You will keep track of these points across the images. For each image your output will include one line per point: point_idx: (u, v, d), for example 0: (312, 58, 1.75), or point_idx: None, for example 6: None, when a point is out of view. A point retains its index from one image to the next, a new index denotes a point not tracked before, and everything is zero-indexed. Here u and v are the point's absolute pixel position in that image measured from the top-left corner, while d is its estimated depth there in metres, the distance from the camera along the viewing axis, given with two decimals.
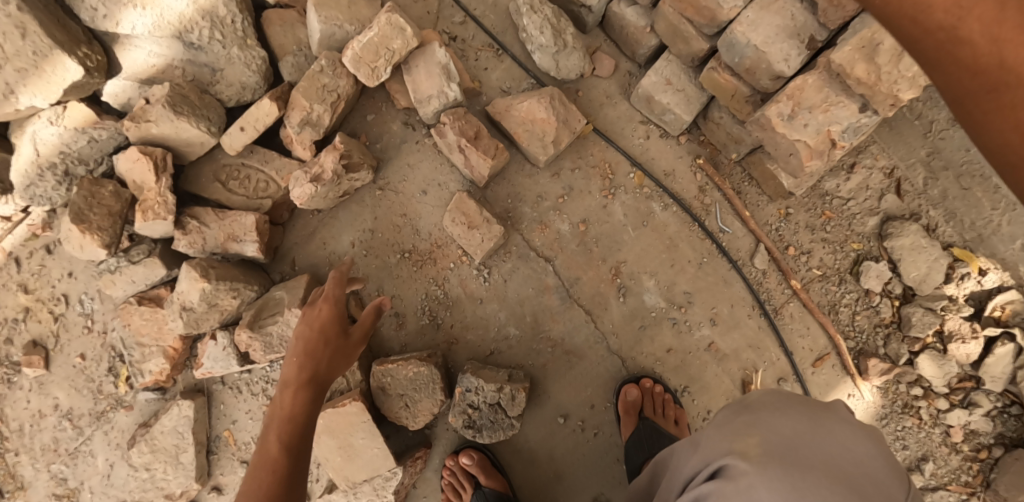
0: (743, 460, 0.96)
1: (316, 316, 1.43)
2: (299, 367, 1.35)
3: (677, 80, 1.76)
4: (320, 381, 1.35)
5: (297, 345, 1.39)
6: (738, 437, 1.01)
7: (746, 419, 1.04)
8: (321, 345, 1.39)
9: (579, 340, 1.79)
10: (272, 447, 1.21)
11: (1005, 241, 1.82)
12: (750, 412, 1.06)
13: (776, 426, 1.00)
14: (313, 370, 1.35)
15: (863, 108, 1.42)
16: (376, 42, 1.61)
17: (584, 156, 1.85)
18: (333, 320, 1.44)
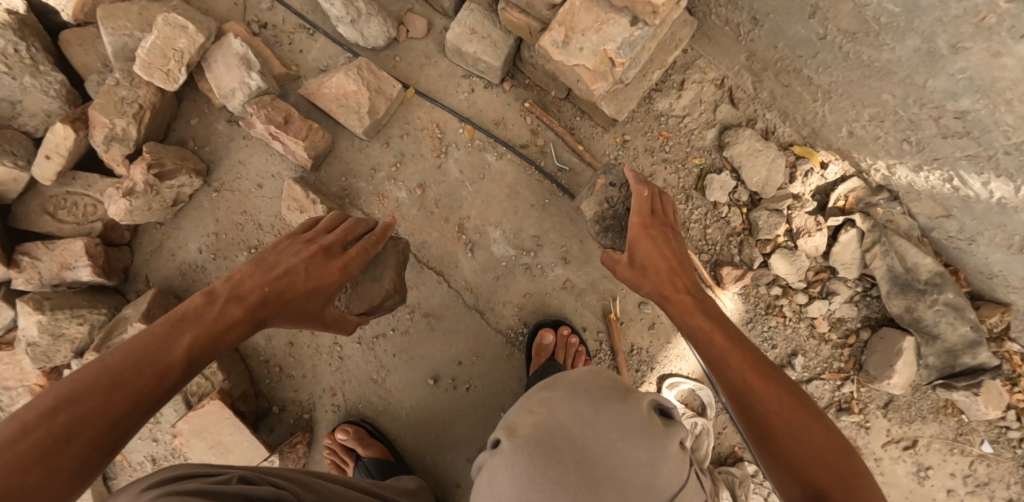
0: (507, 435, 0.90)
1: (311, 254, 1.32)
2: (247, 303, 1.22)
3: (481, 28, 1.74)
4: (260, 320, 1.24)
5: (262, 267, 1.28)
6: (520, 416, 0.95)
7: (541, 395, 0.96)
8: (274, 298, 1.26)
9: (435, 302, 1.82)
10: (167, 369, 1.07)
11: (833, 131, 1.85)
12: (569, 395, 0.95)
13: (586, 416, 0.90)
14: (245, 310, 1.21)
15: (634, 21, 1.40)
16: (160, 45, 1.60)
17: (411, 121, 1.85)
18: (306, 291, 1.29)
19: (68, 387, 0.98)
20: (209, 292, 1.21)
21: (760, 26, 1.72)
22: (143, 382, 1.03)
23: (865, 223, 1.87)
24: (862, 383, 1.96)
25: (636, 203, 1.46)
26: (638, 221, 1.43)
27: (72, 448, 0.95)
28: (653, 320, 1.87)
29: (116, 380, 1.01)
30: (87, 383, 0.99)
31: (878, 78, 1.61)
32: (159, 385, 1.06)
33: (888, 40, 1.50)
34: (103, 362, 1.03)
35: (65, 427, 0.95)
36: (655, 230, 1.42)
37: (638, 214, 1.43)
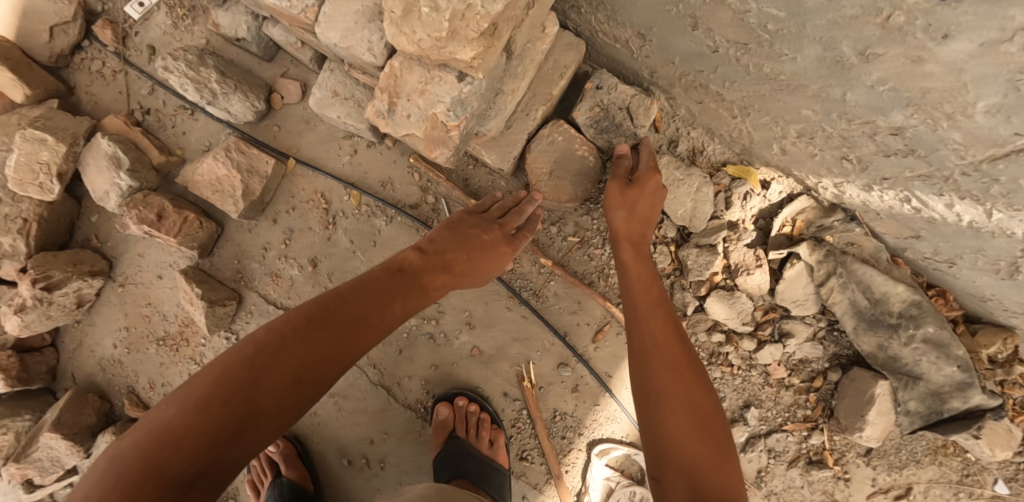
0: None
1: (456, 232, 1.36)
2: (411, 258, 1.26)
3: (343, 88, 1.60)
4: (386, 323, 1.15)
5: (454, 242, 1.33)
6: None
7: None
8: (449, 272, 1.29)
9: (340, 381, 1.73)
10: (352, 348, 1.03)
11: (764, 148, 1.56)
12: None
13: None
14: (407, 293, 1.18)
15: (461, 77, 1.20)
16: (24, 161, 1.59)
17: (296, 194, 1.75)
18: (494, 248, 1.37)
19: (172, 415, 0.87)
20: (398, 269, 1.22)
21: (649, 41, 1.45)
22: (321, 351, 0.99)
23: (814, 255, 1.59)
24: (834, 432, 1.69)
25: (638, 207, 1.44)
26: (642, 217, 1.45)
27: (224, 428, 0.88)
28: (576, 381, 1.70)
29: (303, 335, 0.99)
30: (252, 351, 0.95)
31: (790, 92, 1.30)
32: (333, 366, 1.01)
33: (787, 51, 1.20)
34: (274, 324, 0.99)
35: (231, 421, 0.89)
36: (637, 232, 1.44)
37: (621, 212, 1.44)
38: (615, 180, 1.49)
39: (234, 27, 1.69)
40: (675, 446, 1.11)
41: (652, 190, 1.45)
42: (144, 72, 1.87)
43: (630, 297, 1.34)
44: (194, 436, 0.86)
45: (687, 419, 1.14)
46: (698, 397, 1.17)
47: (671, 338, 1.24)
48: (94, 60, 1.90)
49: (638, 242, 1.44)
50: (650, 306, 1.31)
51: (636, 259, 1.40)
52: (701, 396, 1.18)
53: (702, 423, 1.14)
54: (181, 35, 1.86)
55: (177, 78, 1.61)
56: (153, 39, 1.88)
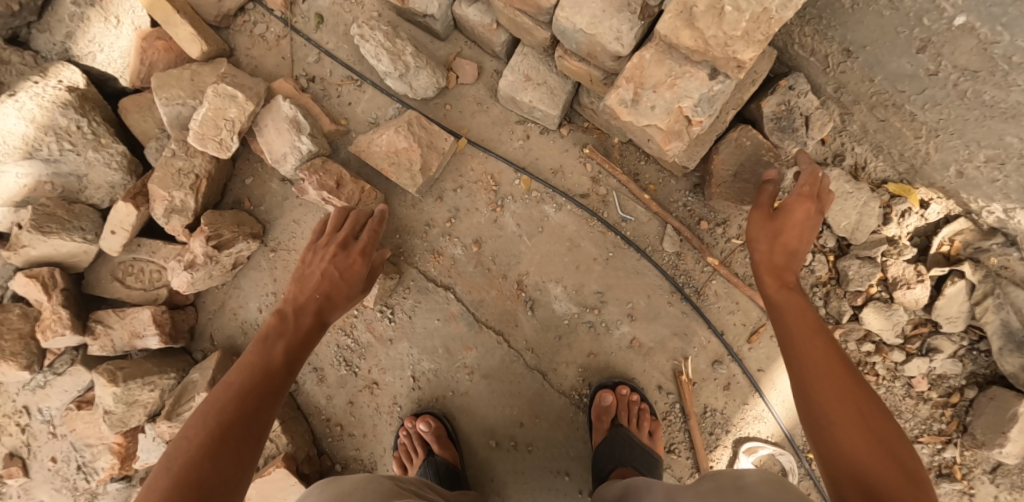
0: None
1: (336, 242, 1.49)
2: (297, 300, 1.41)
3: (536, 74, 1.62)
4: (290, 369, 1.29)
5: (304, 283, 1.44)
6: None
7: None
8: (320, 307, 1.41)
9: (495, 363, 1.75)
10: (274, 373, 1.23)
11: (938, 170, 1.63)
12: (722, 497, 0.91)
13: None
14: (288, 359, 1.28)
15: (713, 74, 1.26)
16: (211, 116, 1.57)
17: (464, 174, 1.76)
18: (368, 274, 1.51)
19: (193, 438, 1.07)
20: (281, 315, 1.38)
21: (854, 58, 1.51)
22: (253, 393, 1.17)
23: (975, 274, 1.66)
24: (968, 448, 1.75)
25: (784, 215, 1.33)
26: (799, 204, 1.33)
27: (240, 461, 1.07)
28: (728, 380, 1.74)
29: (245, 398, 1.15)
30: (217, 425, 1.09)
31: (1001, 119, 1.37)
32: (278, 396, 1.21)
33: (1019, 80, 1.27)
34: (221, 413, 1.11)
35: (229, 455, 1.06)
36: (781, 221, 1.33)
37: (764, 220, 1.35)
38: (766, 194, 1.41)
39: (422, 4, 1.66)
40: (843, 446, 1.00)
41: (809, 196, 1.34)
42: (310, 39, 1.86)
43: (779, 301, 1.25)
44: (222, 443, 1.07)
45: (855, 422, 1.02)
46: (858, 399, 1.05)
47: (824, 345, 1.13)
48: (257, 23, 1.89)
49: (786, 235, 1.32)
50: (796, 308, 1.22)
51: (776, 272, 1.30)
52: (860, 399, 1.06)
53: (871, 427, 1.02)
54: (351, 6, 1.86)
55: (373, 47, 1.60)
56: (321, 7, 1.86)
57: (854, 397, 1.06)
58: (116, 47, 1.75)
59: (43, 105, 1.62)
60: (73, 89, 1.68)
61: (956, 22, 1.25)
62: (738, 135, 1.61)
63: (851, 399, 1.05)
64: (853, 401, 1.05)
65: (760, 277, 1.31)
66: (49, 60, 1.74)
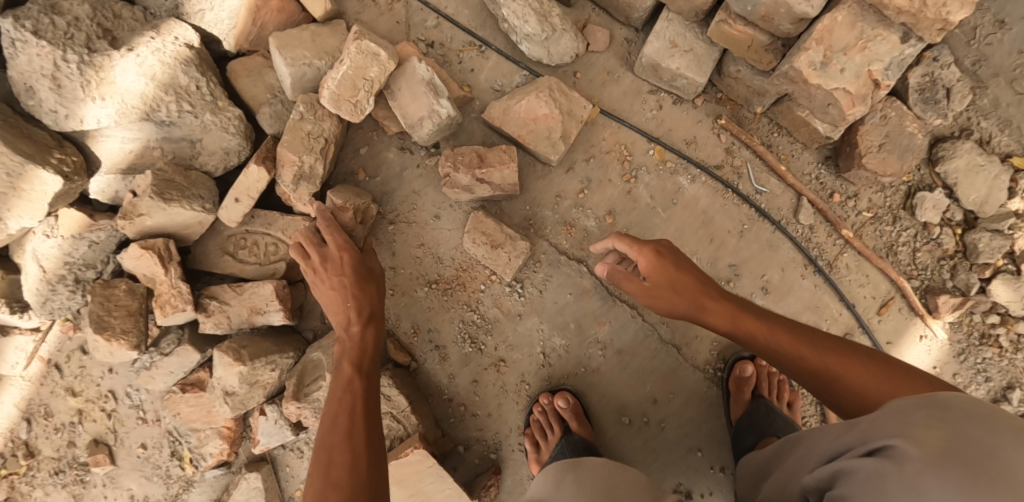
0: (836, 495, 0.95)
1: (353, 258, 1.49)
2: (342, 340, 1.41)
3: (682, 41, 1.59)
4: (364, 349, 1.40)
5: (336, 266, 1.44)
6: (913, 428, 0.77)
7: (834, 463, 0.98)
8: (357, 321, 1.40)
9: (628, 338, 1.70)
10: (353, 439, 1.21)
11: None
12: (929, 409, 0.81)
13: (961, 423, 0.75)
14: (360, 362, 1.37)
15: (905, 37, 1.25)
16: (350, 75, 1.49)
17: (596, 143, 1.71)
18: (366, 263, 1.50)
19: None
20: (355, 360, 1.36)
21: (1007, 29, 1.57)
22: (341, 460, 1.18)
23: None
24: None
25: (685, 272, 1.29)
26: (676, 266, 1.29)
27: None
28: None
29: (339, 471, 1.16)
30: None
31: None
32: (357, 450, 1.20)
33: None
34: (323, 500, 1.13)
35: None
36: (677, 275, 1.28)
37: (660, 269, 1.28)
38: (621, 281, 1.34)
39: None
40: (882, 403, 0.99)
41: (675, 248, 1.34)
42: (428, 3, 1.78)
43: (741, 333, 1.21)
44: None
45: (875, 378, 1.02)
46: (857, 364, 1.05)
47: (817, 348, 1.10)
48: None
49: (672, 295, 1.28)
50: (767, 334, 1.17)
51: (713, 309, 1.25)
52: (854, 358, 1.06)
53: (884, 378, 1.02)
54: None
55: (519, 8, 1.54)
56: None
57: (852, 361, 1.05)
58: (226, 7, 1.64)
59: (163, 62, 1.51)
60: (189, 47, 1.57)
61: None
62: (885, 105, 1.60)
63: (848, 361, 1.06)
64: (859, 359, 1.06)
65: (705, 315, 1.26)
66: (156, 16, 1.63)
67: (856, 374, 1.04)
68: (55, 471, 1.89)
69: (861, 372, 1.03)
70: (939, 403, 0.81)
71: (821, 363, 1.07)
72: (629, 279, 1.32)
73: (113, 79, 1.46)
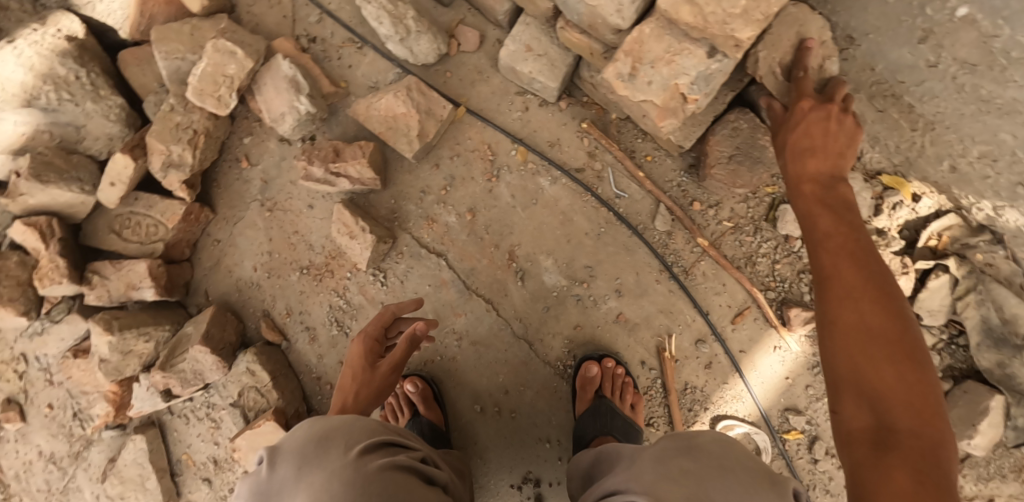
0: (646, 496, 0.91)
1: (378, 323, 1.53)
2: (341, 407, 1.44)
3: (537, 45, 1.62)
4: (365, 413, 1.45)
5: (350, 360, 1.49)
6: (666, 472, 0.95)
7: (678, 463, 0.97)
8: (354, 382, 1.46)
9: (483, 330, 1.78)
10: None
11: (933, 163, 1.63)
12: (691, 457, 0.98)
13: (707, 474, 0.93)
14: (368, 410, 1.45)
15: (711, 53, 1.25)
16: (210, 72, 1.59)
17: (462, 142, 1.77)
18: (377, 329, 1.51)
19: None
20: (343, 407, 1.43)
21: (857, 45, 1.50)
22: None
23: (959, 269, 1.71)
24: None
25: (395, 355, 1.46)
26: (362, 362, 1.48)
27: None
28: (710, 359, 1.78)
29: None
30: None
31: (997, 115, 1.38)
32: None
33: (1017, 77, 1.27)
34: None
35: None
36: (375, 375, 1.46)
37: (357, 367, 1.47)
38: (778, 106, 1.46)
39: None
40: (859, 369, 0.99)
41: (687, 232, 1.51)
42: None
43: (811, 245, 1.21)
44: None
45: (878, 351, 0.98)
46: (882, 320, 1.01)
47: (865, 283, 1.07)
48: None
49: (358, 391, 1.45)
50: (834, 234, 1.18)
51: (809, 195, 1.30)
52: (890, 324, 1.01)
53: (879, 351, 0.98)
54: None
55: (374, 9, 1.62)
56: None
57: (870, 312, 1.03)
58: None
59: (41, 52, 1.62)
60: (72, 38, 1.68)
61: (959, 14, 1.25)
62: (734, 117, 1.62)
63: (882, 315, 1.02)
64: (883, 320, 1.01)
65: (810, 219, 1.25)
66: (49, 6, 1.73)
67: (863, 326, 1.02)
68: None
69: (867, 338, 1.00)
70: (694, 448, 1.00)
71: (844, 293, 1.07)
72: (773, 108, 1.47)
73: None
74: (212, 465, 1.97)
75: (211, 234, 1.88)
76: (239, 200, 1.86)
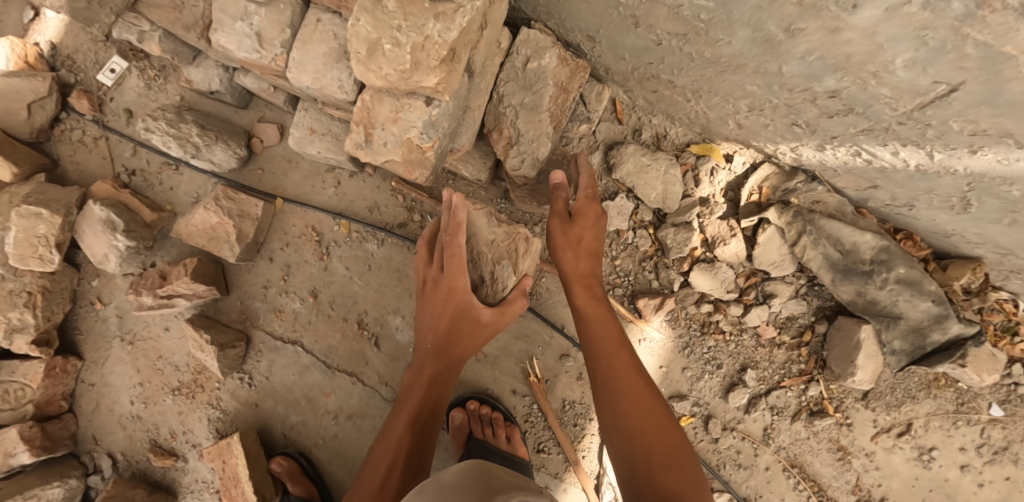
0: None
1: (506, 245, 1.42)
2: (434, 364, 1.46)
3: (319, 125, 1.68)
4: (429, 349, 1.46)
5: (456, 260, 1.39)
6: None
7: None
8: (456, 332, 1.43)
9: (355, 402, 1.81)
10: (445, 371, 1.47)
11: (721, 125, 1.65)
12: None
13: None
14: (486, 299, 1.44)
15: (429, 101, 1.29)
16: (22, 237, 1.66)
17: (288, 230, 1.82)
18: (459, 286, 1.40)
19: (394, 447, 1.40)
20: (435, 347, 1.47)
21: (599, 42, 1.55)
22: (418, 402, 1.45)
23: (783, 218, 1.69)
24: (829, 381, 1.78)
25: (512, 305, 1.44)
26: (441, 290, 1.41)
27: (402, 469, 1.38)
28: (580, 370, 1.77)
29: (420, 432, 1.43)
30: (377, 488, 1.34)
31: (732, 71, 1.41)
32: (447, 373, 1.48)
33: (720, 35, 1.30)
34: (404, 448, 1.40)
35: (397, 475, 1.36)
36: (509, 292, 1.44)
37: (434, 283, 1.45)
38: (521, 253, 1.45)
39: (206, 80, 1.74)
40: (629, 407, 1.21)
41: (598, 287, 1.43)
42: (124, 135, 1.94)
43: (594, 327, 1.35)
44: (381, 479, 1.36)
45: (638, 388, 1.24)
46: (611, 328, 1.35)
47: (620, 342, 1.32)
48: (73, 129, 1.95)
49: (438, 383, 1.48)
50: (623, 365, 1.29)
51: (598, 316, 1.36)
52: (631, 365, 1.29)
53: (628, 389, 1.24)
54: (156, 95, 1.93)
55: (160, 137, 1.71)
56: (128, 102, 1.94)
57: (607, 328, 1.35)
58: None
59: None
60: None
61: None
62: (507, 155, 1.56)
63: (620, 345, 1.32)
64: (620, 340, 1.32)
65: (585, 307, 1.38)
66: None
67: (603, 329, 1.34)
68: None
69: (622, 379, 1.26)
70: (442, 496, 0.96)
71: (602, 333, 1.33)
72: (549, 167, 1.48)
73: None
74: None
75: (85, 379, 1.90)
76: (100, 341, 1.90)
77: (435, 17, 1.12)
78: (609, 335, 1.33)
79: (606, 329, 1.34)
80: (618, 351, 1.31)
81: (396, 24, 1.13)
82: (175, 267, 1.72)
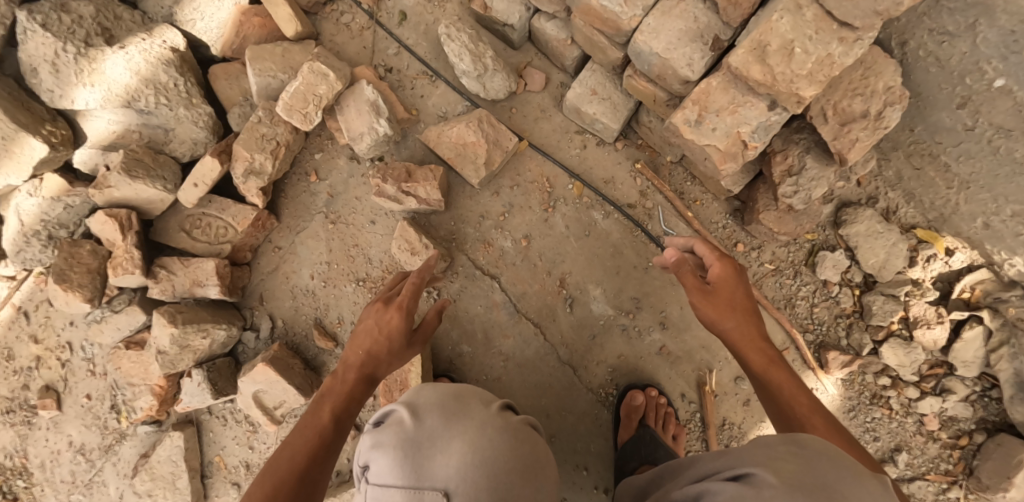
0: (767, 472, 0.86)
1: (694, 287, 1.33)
2: (363, 365, 1.41)
3: (602, 89, 1.76)
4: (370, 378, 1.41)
5: (369, 333, 1.44)
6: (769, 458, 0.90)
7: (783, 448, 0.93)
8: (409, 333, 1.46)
9: (530, 353, 1.85)
10: (380, 366, 1.43)
11: (966, 220, 1.73)
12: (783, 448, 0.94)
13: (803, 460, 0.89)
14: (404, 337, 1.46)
15: (772, 106, 1.40)
16: (302, 90, 1.70)
17: (522, 173, 1.89)
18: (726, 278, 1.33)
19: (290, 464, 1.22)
20: (386, 303, 1.49)
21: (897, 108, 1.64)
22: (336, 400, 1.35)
23: (993, 321, 1.74)
24: (971, 491, 1.81)
25: (423, 328, 1.54)
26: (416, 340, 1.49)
27: (318, 459, 1.25)
28: (749, 397, 1.81)
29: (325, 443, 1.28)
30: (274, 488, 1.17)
31: None
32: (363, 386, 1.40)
33: None
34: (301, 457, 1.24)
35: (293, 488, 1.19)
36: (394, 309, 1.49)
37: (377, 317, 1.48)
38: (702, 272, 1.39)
39: (506, 13, 1.81)
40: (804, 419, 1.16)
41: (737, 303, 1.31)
42: (392, 34, 2.00)
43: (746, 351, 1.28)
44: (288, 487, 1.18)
45: (799, 401, 1.19)
46: (766, 356, 1.27)
47: (769, 362, 1.26)
48: (344, 12, 2.03)
49: (349, 408, 1.35)
50: (797, 401, 1.19)
51: (753, 344, 1.28)
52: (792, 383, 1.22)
53: (790, 404, 1.19)
54: (433, 7, 2.00)
55: (457, 47, 1.73)
56: (406, 5, 2.01)
57: (762, 353, 1.27)
58: (216, 17, 1.88)
59: (147, 60, 1.75)
60: (174, 49, 1.82)
61: (996, 83, 1.40)
62: (781, 181, 1.62)
63: (778, 369, 1.24)
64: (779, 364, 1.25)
65: (731, 335, 1.30)
66: (152, 20, 1.88)
67: (759, 354, 1.27)
68: (7, 410, 2.12)
69: (787, 398, 1.20)
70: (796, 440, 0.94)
71: (759, 361, 1.26)
72: (693, 276, 1.35)
73: (104, 69, 1.72)
74: (244, 469, 1.99)
75: (273, 241, 1.98)
76: (304, 211, 1.97)
77: (839, 41, 1.26)
78: (764, 360, 1.26)
79: (755, 354, 1.27)
80: (776, 369, 1.24)
81: (810, 34, 1.26)
82: (420, 169, 1.76)
